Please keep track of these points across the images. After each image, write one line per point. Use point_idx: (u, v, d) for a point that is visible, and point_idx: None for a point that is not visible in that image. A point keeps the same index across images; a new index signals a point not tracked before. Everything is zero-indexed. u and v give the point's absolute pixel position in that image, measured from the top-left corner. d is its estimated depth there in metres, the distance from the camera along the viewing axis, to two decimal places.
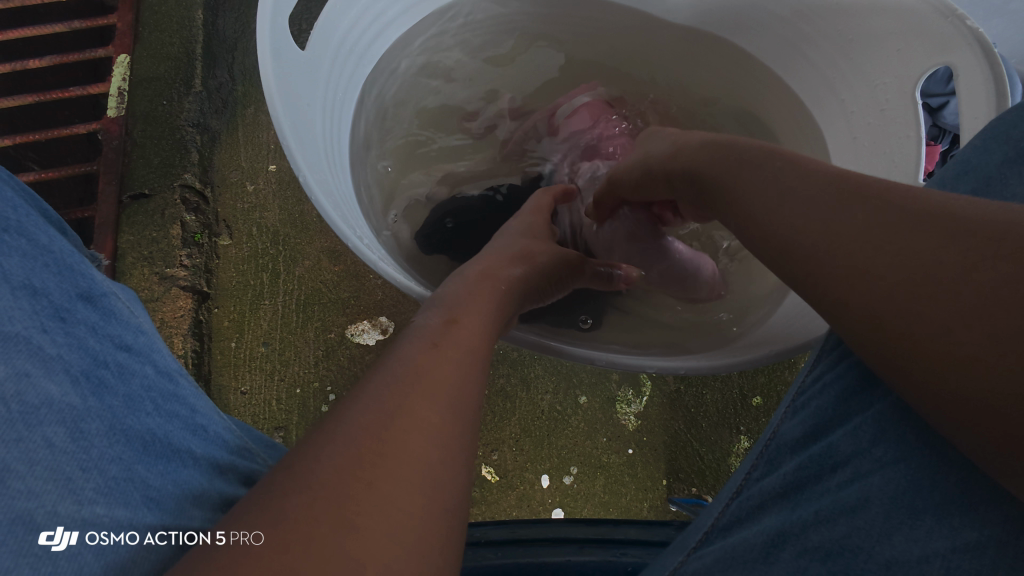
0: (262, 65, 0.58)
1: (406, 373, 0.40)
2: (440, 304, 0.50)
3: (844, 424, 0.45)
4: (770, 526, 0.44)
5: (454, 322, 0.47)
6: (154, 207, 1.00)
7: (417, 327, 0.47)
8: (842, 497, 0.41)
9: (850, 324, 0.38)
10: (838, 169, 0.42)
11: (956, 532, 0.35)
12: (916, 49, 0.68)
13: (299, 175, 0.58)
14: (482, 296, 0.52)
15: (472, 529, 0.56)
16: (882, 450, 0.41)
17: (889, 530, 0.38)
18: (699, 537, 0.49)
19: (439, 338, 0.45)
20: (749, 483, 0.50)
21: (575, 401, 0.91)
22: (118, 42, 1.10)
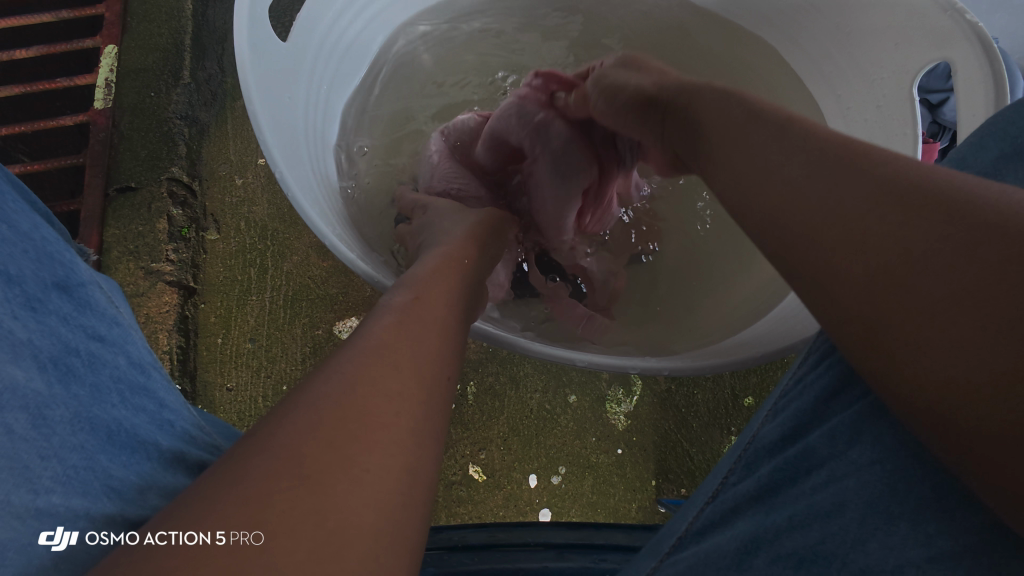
0: (239, 54, 0.57)
1: (371, 352, 0.40)
2: (407, 284, 0.50)
3: (824, 426, 0.44)
4: (744, 531, 0.43)
5: (418, 302, 0.47)
6: (141, 200, 0.99)
7: (384, 305, 0.47)
8: (817, 500, 0.40)
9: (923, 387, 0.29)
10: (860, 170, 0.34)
11: (931, 540, 0.32)
12: (916, 45, 0.66)
13: (276, 170, 0.56)
14: (446, 276, 0.53)
15: (451, 531, 0.55)
16: (858, 451, 0.40)
17: (864, 536, 0.35)
18: (673, 543, 0.48)
19: (406, 319, 0.44)
20: (726, 487, 0.49)
21: (564, 400, 0.90)
22: (106, 32, 1.08)
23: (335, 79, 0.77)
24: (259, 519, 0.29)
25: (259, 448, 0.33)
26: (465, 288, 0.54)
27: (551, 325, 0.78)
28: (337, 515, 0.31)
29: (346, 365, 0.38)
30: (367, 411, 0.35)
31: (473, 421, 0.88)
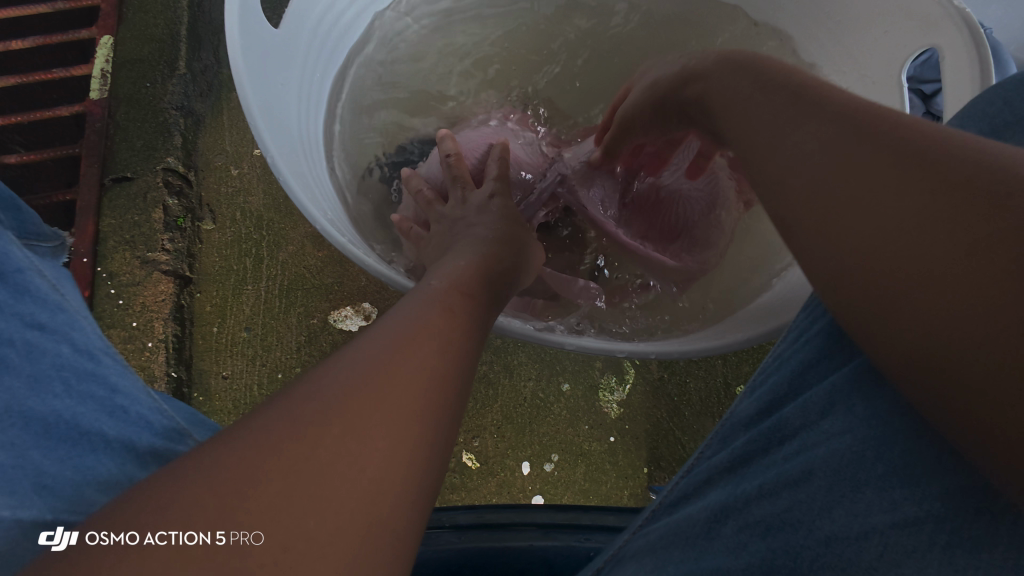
0: (229, 40, 0.57)
1: (407, 324, 0.42)
2: (445, 275, 0.52)
3: (799, 399, 0.44)
4: (714, 502, 0.45)
5: (464, 294, 0.49)
6: (137, 189, 0.99)
7: (422, 290, 0.49)
8: (787, 469, 0.40)
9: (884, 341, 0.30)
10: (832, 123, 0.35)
11: (897, 507, 0.33)
12: (902, 32, 0.65)
13: (266, 155, 0.56)
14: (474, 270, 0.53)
15: (442, 513, 0.56)
16: (831, 421, 0.40)
17: (830, 504, 0.36)
18: (647, 515, 0.51)
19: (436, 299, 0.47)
20: (702, 460, 0.51)
21: (557, 388, 0.90)
22: (102, 23, 1.08)
23: (329, 66, 0.76)
24: (256, 519, 0.30)
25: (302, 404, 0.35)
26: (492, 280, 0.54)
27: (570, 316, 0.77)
28: (319, 493, 0.31)
29: (394, 329, 0.41)
30: (403, 369, 0.37)
31: (467, 409, 0.88)
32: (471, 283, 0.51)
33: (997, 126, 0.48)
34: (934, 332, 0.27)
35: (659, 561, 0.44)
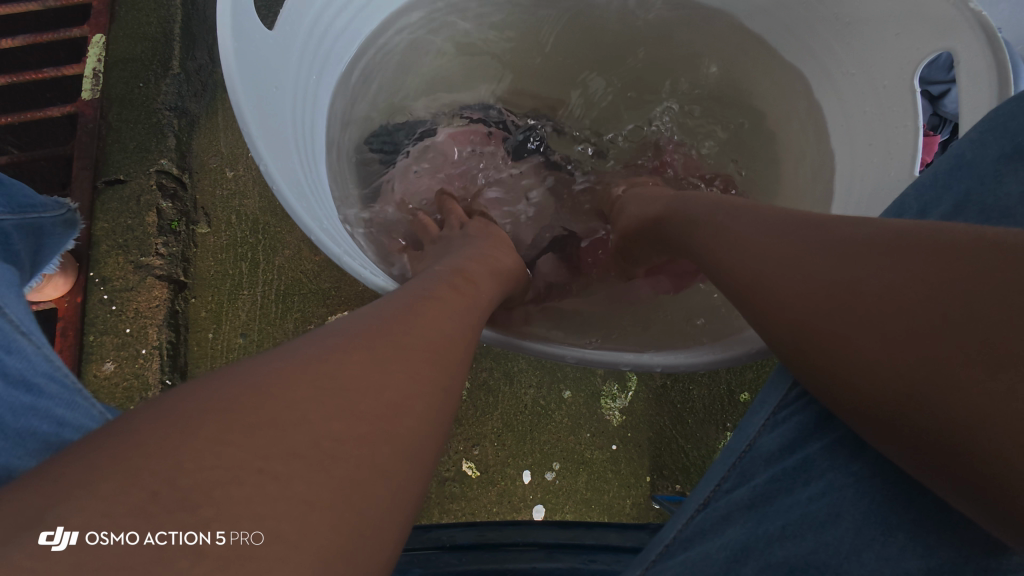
0: (222, 44, 0.55)
1: (389, 308, 0.39)
2: (451, 261, 0.53)
3: (824, 439, 0.46)
4: (733, 540, 0.44)
5: (451, 285, 0.47)
6: (130, 193, 0.97)
7: (430, 273, 0.49)
8: (813, 510, 0.42)
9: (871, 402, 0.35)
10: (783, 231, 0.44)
11: (930, 552, 0.36)
12: (917, 33, 0.62)
13: (260, 162, 0.54)
14: (480, 272, 0.54)
15: (440, 532, 0.54)
16: (861, 464, 0.42)
17: (859, 547, 0.39)
18: (660, 550, 0.47)
19: (439, 285, 0.46)
20: (716, 495, 0.49)
21: (558, 395, 0.89)
22: (93, 21, 1.06)
23: (325, 69, 0.74)
24: (263, 515, 0.25)
25: (277, 367, 0.31)
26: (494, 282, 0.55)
27: (566, 319, 0.75)
28: None
29: (375, 309, 0.39)
30: (392, 351, 0.35)
31: (468, 417, 0.87)
32: (473, 289, 0.49)
33: (1020, 142, 0.48)
34: (912, 382, 0.33)
35: None
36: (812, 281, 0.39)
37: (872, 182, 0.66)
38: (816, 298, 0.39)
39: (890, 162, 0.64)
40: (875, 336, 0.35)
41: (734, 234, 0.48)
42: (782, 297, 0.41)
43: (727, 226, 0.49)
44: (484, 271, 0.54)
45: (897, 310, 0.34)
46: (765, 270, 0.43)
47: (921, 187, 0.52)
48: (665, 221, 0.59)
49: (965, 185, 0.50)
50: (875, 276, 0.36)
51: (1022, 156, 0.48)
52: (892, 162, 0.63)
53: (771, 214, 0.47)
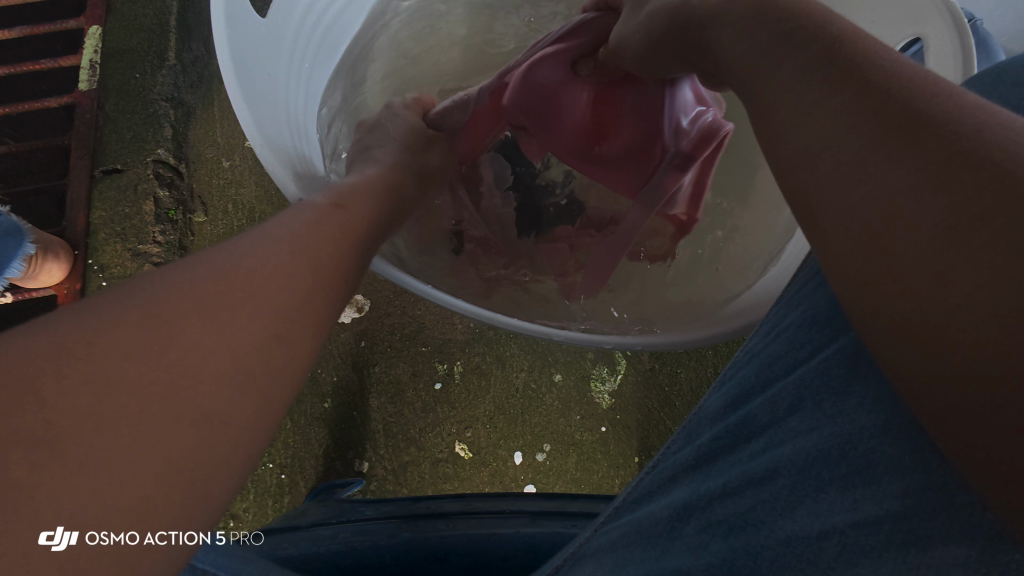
0: (217, 33, 0.56)
1: (255, 252, 0.39)
2: (331, 191, 0.52)
3: (766, 393, 0.45)
4: (678, 500, 0.44)
5: (316, 220, 0.46)
6: (127, 182, 0.98)
7: (306, 204, 0.48)
8: (752, 468, 0.41)
9: (882, 337, 0.28)
10: (847, 61, 0.32)
11: (856, 506, 0.34)
12: (891, 21, 0.63)
13: (254, 146, 0.56)
14: (358, 204, 0.53)
15: (430, 502, 0.56)
16: (798, 419, 0.40)
17: (792, 504, 0.37)
18: (609, 512, 0.49)
19: (314, 220, 0.45)
20: (665, 456, 0.50)
21: (549, 379, 0.91)
22: (90, 13, 1.07)
23: (317, 56, 0.76)
24: None
25: (154, 299, 0.33)
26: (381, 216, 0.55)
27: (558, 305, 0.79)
28: None
29: (235, 250, 0.38)
30: (245, 288, 0.36)
31: (461, 400, 0.89)
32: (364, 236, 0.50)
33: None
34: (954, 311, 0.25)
35: (618, 560, 0.43)
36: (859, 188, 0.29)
37: None
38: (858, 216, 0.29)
39: None
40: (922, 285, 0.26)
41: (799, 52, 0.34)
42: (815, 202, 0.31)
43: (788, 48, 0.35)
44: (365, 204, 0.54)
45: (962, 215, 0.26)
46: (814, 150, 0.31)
47: None
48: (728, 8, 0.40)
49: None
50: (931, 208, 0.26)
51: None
52: None
53: (842, 62, 0.32)
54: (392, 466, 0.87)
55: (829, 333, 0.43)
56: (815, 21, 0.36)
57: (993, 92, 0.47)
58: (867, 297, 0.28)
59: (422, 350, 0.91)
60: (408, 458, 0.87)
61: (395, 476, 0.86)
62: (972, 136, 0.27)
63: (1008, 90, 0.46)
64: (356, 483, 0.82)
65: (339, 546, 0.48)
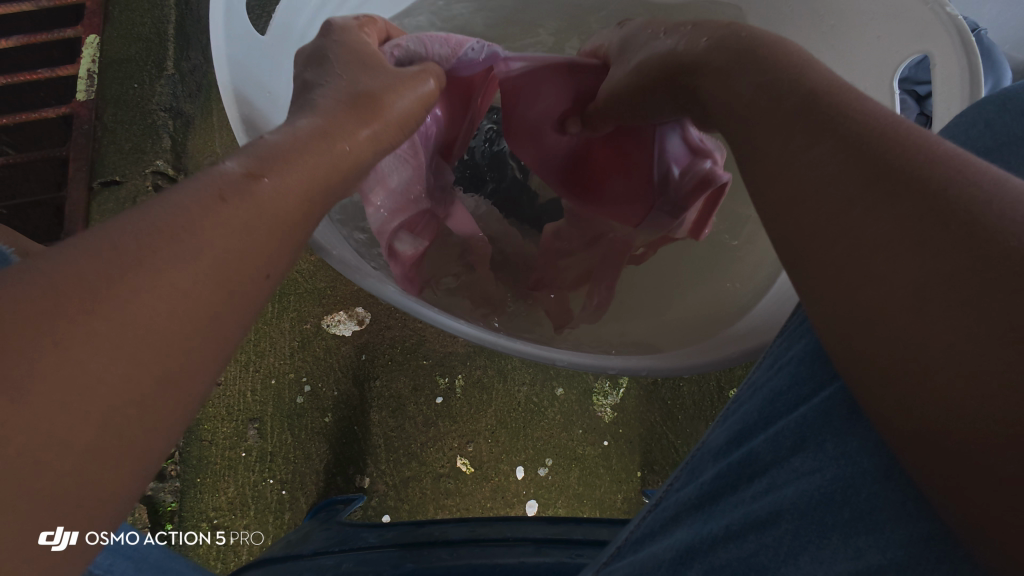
0: (214, 62, 0.57)
1: (126, 250, 0.27)
2: (253, 152, 0.36)
3: (768, 431, 0.44)
4: (680, 541, 0.43)
5: (222, 202, 0.31)
6: (125, 194, 0.98)
7: (213, 172, 0.33)
8: (754, 509, 0.40)
9: (886, 402, 0.27)
10: (829, 114, 0.32)
11: (860, 554, 0.33)
12: (897, 36, 0.62)
13: None
14: (319, 156, 0.39)
15: (435, 529, 0.56)
16: (801, 459, 0.40)
17: (796, 550, 0.36)
18: (611, 552, 0.48)
19: (213, 203, 0.31)
20: (668, 494, 0.50)
21: (551, 393, 0.90)
22: (88, 21, 1.06)
23: None
24: None
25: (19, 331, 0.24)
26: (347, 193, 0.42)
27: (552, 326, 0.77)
28: None
29: (110, 244, 0.27)
30: (128, 307, 0.26)
31: (462, 414, 0.89)
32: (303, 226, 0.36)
33: (979, 148, 0.47)
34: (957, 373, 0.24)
35: None
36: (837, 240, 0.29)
37: None
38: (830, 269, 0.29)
39: None
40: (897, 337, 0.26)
41: (765, 107, 0.36)
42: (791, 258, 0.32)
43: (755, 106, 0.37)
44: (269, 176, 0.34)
45: (946, 269, 0.25)
46: (788, 204, 0.32)
47: None
48: (703, 65, 0.43)
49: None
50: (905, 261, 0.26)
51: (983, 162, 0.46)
52: None
53: (818, 113, 0.33)
54: (393, 482, 0.86)
55: (830, 369, 0.43)
56: (788, 71, 0.36)
57: (997, 120, 0.47)
58: (860, 350, 0.28)
59: (423, 363, 0.90)
60: (409, 473, 0.87)
61: (396, 491, 0.86)
62: (959, 186, 0.26)
63: (1013, 119, 0.46)
64: (358, 500, 0.81)
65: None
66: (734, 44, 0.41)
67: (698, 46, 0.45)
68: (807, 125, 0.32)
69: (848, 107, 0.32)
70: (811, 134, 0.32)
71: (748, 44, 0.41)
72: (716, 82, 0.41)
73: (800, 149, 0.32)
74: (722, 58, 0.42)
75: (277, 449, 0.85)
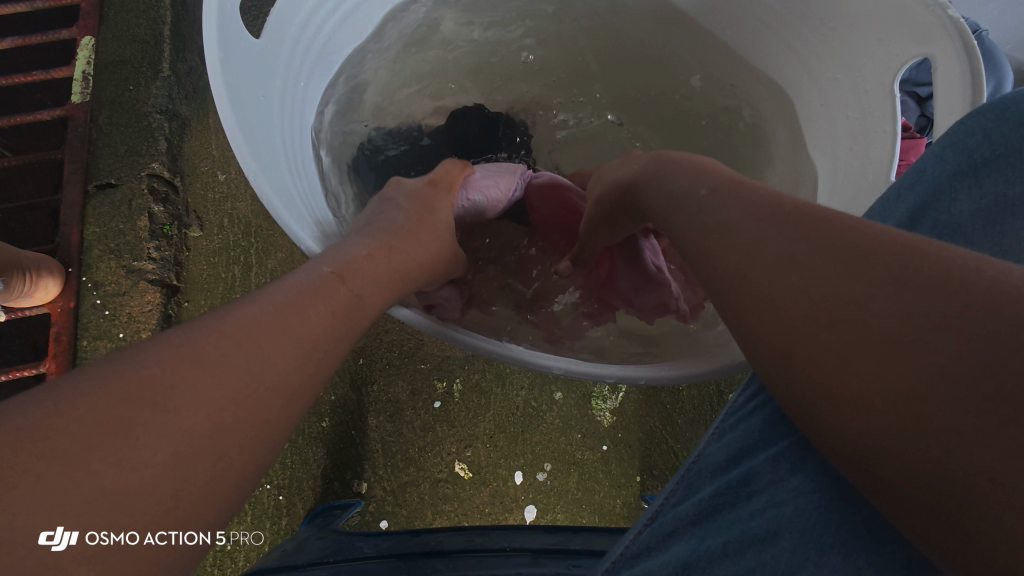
0: (210, 64, 0.55)
1: (248, 318, 0.34)
2: (331, 258, 0.45)
3: (769, 450, 0.44)
4: (677, 556, 0.41)
5: (309, 294, 0.39)
6: (121, 197, 0.97)
7: (300, 275, 0.41)
8: (752, 527, 0.40)
9: (870, 436, 0.28)
10: (760, 204, 0.39)
11: (857, 574, 0.34)
12: (898, 40, 0.61)
13: (249, 175, 0.54)
14: (377, 262, 0.48)
15: (430, 539, 0.56)
16: (800, 478, 0.40)
17: (793, 567, 0.36)
18: (608, 567, 0.45)
19: (318, 290, 0.40)
20: (664, 508, 0.47)
21: (550, 397, 0.90)
22: (83, 22, 1.05)
23: (313, 75, 0.73)
24: None
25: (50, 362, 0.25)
26: (395, 276, 0.50)
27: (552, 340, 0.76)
28: None
29: (218, 327, 0.33)
30: (250, 348, 0.33)
31: (461, 418, 0.88)
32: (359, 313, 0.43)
33: (976, 161, 0.47)
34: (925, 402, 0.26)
35: None
36: (815, 291, 0.32)
37: (848, 190, 0.65)
38: (816, 314, 0.31)
39: (867, 166, 0.63)
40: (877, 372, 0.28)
41: (704, 201, 0.43)
42: (768, 307, 0.34)
43: (703, 204, 0.43)
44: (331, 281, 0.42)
45: (902, 309, 0.28)
46: (755, 266, 0.36)
47: (881, 204, 0.52)
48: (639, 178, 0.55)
49: (922, 200, 0.48)
50: (885, 299, 0.29)
51: (979, 174, 0.46)
52: (867, 167, 0.63)
53: (776, 199, 0.39)
54: (391, 487, 0.86)
55: None
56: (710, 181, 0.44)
57: (995, 130, 0.47)
58: (832, 389, 0.30)
59: (421, 367, 0.90)
60: (407, 479, 0.86)
61: (394, 497, 0.85)
62: (888, 242, 0.31)
63: (1012, 129, 0.46)
64: (356, 505, 0.81)
65: None
66: (669, 161, 0.52)
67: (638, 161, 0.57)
68: (744, 214, 0.39)
69: (771, 201, 0.39)
70: (749, 219, 0.38)
71: (672, 161, 0.52)
72: (656, 188, 0.51)
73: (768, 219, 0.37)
74: (659, 168, 0.52)
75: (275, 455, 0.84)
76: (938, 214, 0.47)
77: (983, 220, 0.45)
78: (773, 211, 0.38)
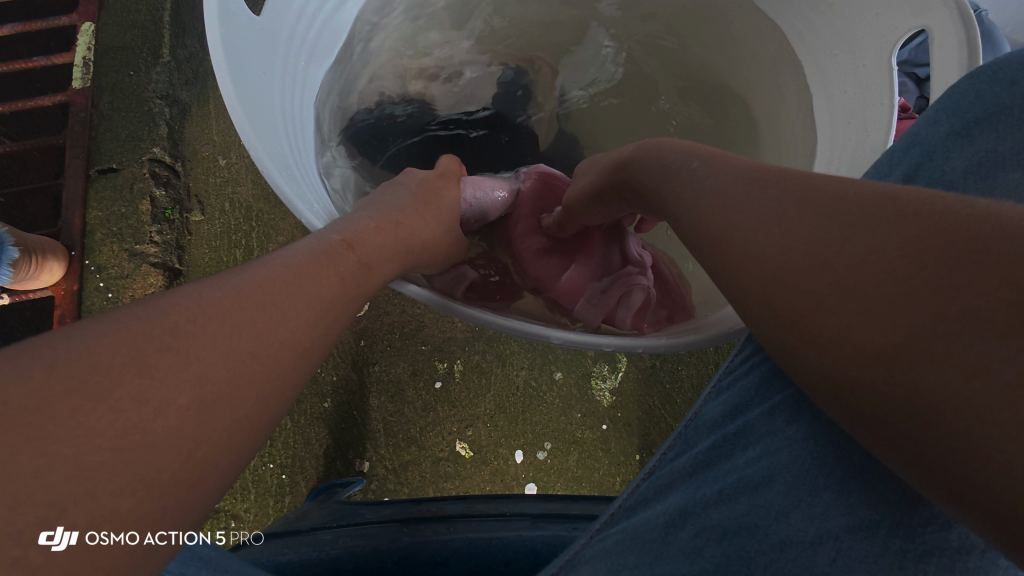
0: (210, 36, 0.55)
1: (265, 279, 0.35)
2: (343, 227, 0.46)
3: (764, 404, 0.45)
4: (673, 506, 0.44)
5: (321, 259, 0.40)
6: (123, 181, 0.98)
7: (313, 241, 0.42)
8: (747, 473, 0.42)
9: (880, 382, 0.28)
10: (764, 172, 0.40)
11: (852, 511, 0.36)
12: (895, 12, 0.61)
13: (248, 147, 0.54)
14: (386, 233, 0.49)
15: (432, 506, 0.57)
16: (795, 428, 0.41)
17: (788, 508, 0.38)
18: (605, 519, 0.47)
19: (326, 258, 0.40)
20: (662, 463, 0.49)
21: (550, 376, 0.90)
22: (83, 9, 1.05)
23: (314, 54, 0.73)
24: None
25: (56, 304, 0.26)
26: (402, 248, 0.51)
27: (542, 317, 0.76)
28: None
29: (228, 282, 0.34)
30: (266, 306, 0.34)
31: (462, 398, 0.89)
32: (362, 268, 0.43)
33: (969, 120, 0.47)
34: (930, 345, 0.27)
35: (613, 566, 0.42)
36: (776, 247, 0.35)
37: (847, 162, 0.64)
38: (778, 268, 0.34)
39: (864, 139, 0.63)
40: (849, 309, 0.30)
41: (700, 182, 0.45)
42: (750, 263, 0.36)
43: (698, 184, 0.44)
44: (342, 252, 0.42)
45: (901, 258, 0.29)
46: (756, 229, 0.37)
47: (876, 166, 0.52)
48: (628, 164, 0.56)
49: (916, 160, 0.49)
50: (853, 242, 0.31)
51: (972, 133, 0.47)
52: (866, 141, 0.62)
53: (758, 166, 0.41)
54: (393, 466, 0.87)
55: None
56: (705, 162, 0.46)
57: (988, 91, 0.47)
58: (842, 339, 0.30)
59: (422, 348, 0.91)
60: (409, 457, 0.87)
61: (396, 475, 0.86)
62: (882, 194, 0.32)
63: (1002, 89, 0.47)
64: (356, 483, 0.81)
65: (340, 551, 0.47)
66: (661, 143, 0.53)
67: (626, 150, 0.58)
68: (749, 179, 0.40)
69: (773, 169, 0.40)
70: (750, 186, 0.39)
71: (658, 144, 0.54)
72: (650, 168, 0.52)
73: (740, 186, 0.40)
74: (646, 150, 0.54)
75: (277, 434, 0.85)
76: (930, 176, 0.47)
77: (977, 179, 0.45)
78: (779, 175, 0.39)
